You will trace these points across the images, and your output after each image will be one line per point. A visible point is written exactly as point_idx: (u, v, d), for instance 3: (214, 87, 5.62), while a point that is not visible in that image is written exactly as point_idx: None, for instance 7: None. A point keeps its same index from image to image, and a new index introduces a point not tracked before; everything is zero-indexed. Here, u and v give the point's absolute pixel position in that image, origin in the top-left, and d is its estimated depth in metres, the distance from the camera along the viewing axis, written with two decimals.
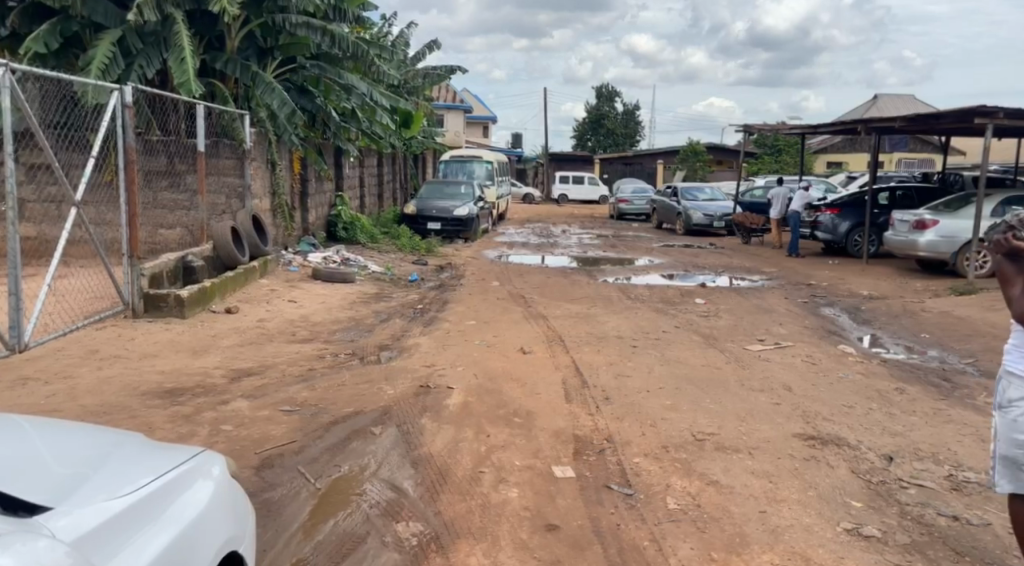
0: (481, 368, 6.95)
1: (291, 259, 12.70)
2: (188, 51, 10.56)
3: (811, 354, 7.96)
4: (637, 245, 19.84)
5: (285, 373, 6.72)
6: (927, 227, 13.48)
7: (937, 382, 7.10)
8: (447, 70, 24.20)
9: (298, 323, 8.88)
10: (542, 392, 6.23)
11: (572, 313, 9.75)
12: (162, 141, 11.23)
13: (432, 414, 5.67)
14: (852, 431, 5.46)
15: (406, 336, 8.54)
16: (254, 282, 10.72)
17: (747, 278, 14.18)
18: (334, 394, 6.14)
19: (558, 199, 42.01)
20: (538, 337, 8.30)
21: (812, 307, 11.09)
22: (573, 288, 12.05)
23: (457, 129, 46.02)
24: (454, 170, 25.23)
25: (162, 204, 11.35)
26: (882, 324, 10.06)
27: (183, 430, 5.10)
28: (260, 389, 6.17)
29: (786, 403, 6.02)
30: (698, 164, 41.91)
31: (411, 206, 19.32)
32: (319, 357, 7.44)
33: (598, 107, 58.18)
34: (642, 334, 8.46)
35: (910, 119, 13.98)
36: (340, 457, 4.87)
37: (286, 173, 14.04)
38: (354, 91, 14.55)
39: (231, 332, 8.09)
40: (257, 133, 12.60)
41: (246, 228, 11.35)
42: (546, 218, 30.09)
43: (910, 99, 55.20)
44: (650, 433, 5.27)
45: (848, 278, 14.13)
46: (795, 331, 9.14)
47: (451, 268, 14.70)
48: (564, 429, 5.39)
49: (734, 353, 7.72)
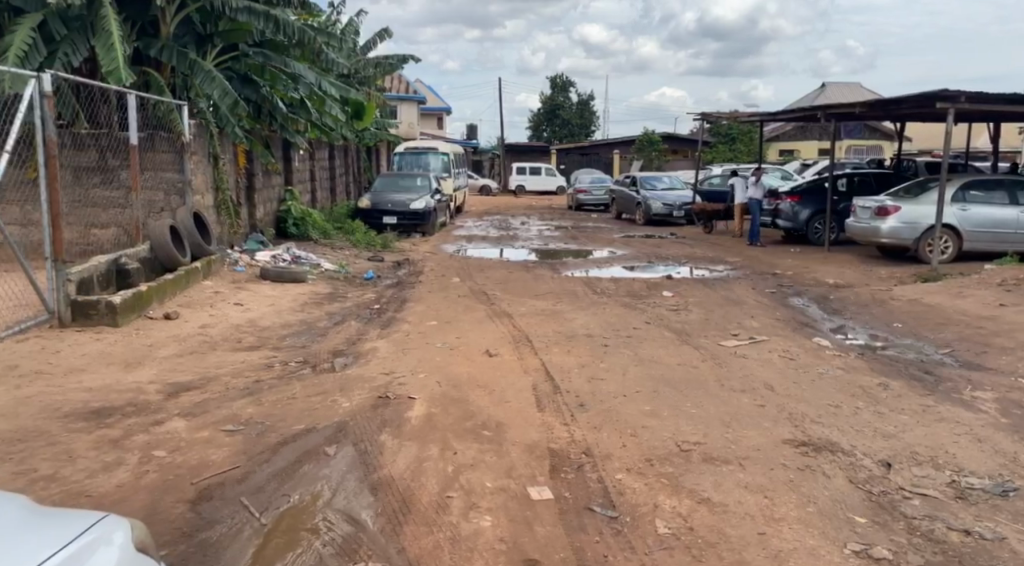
0: (444, 375, 6.48)
1: (237, 258, 12.04)
2: (116, 37, 9.85)
3: (786, 348, 7.61)
4: (598, 236, 19.49)
5: (229, 386, 6.19)
6: (889, 214, 13.30)
7: (920, 375, 6.76)
8: (399, 59, 23.57)
9: (244, 329, 8.31)
10: (510, 400, 5.77)
11: (538, 311, 9.30)
12: (91, 133, 10.79)
13: (392, 429, 5.19)
14: (844, 433, 5.07)
15: (362, 340, 8.00)
16: (197, 284, 10.11)
17: (710, 268, 13.91)
18: (283, 408, 5.63)
19: (516, 190, 41.62)
20: (503, 338, 7.84)
21: (780, 297, 10.82)
22: (536, 282, 11.59)
23: (410, 121, 45.23)
24: (408, 163, 24.53)
25: (94, 201, 10.89)
26: (853, 314, 9.78)
27: (109, 458, 4.56)
28: (200, 406, 5.64)
29: (771, 405, 5.65)
30: (654, 153, 41.88)
31: (365, 200, 18.70)
32: (267, 366, 6.91)
33: (554, 98, 57.79)
34: (612, 331, 8.04)
35: (870, 105, 13.75)
36: (290, 484, 4.37)
37: (230, 167, 13.31)
38: (302, 80, 13.93)
39: (170, 342, 7.52)
40: (196, 123, 11.87)
41: (186, 226, 10.70)
42: (504, 210, 29.65)
43: (858, 86, 55.86)
44: (631, 444, 4.84)
45: (812, 265, 13.95)
46: (768, 324, 8.81)
47: (409, 264, 14.12)
48: (538, 442, 4.95)
49: (709, 351, 7.35)
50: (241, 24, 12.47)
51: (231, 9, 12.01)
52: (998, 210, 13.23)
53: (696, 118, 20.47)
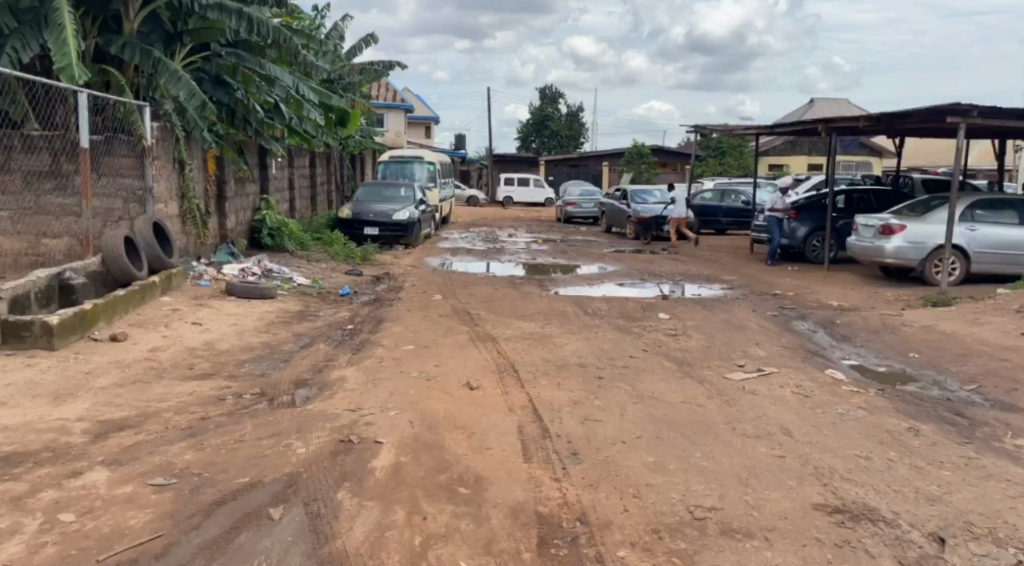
0: (418, 413, 5.69)
1: (202, 271, 11.23)
2: (70, 31, 9.11)
3: (799, 382, 6.83)
4: (588, 251, 18.76)
5: (168, 426, 5.41)
6: (894, 233, 12.59)
7: (952, 418, 6.00)
8: (385, 66, 22.85)
9: (199, 353, 7.53)
10: (493, 446, 5.01)
11: (525, 334, 8.54)
12: (43, 136, 10.24)
13: (352, 485, 4.42)
14: (881, 495, 4.32)
15: (329, 368, 7.19)
16: (154, 300, 9.35)
17: (707, 287, 13.21)
18: (226, 456, 4.84)
19: (503, 201, 40.92)
20: (485, 367, 7.04)
21: (783, 321, 10.09)
22: (523, 301, 10.81)
23: (398, 130, 44.50)
24: (393, 172, 23.63)
25: (44, 209, 10.17)
26: (863, 341, 9.00)
27: (2, 526, 3.81)
28: (129, 452, 4.87)
29: (793, 456, 4.89)
30: (643, 166, 41.37)
31: (346, 210, 17.90)
32: (217, 399, 6.12)
33: (543, 109, 57.24)
34: (607, 360, 7.26)
35: (874, 119, 13.08)
36: (220, 563, 3.63)
37: (198, 174, 12.50)
38: (278, 82, 13.34)
39: (111, 369, 6.77)
40: (161, 126, 11.04)
41: (145, 237, 9.93)
42: (492, 221, 28.84)
43: (845, 103, 55.71)
44: (634, 510, 4.07)
45: (812, 286, 13.26)
46: (775, 352, 8.06)
47: (389, 278, 13.31)
48: (524, 504, 4.18)
49: (715, 386, 6.56)
50: (213, 21, 11.75)
51: (200, 6, 11.30)
52: (1007, 230, 12.57)
53: (689, 130, 19.81)
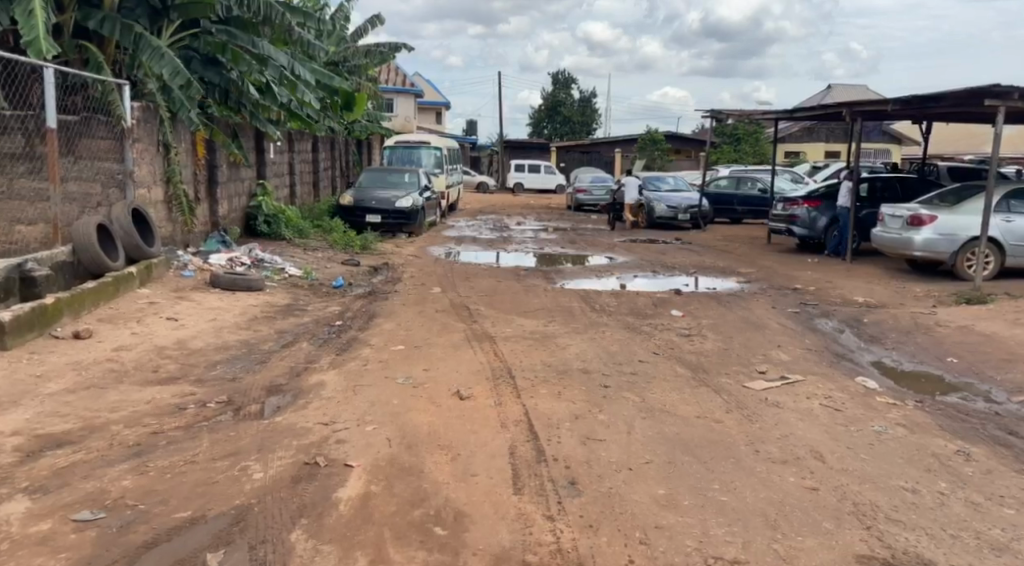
0: (398, 429, 5.01)
1: (187, 261, 10.60)
2: (37, 3, 8.42)
3: (827, 392, 6.08)
4: (598, 241, 18.03)
5: (113, 443, 4.77)
6: (924, 224, 11.78)
7: (1007, 439, 5.26)
8: (392, 48, 22.11)
9: (168, 353, 6.90)
10: (479, 472, 4.33)
11: (526, 334, 7.84)
12: (16, 116, 9.71)
13: (310, 522, 3.76)
14: (938, 545, 3.62)
15: (307, 371, 6.52)
16: (130, 291, 8.78)
17: (723, 280, 12.49)
18: (170, 482, 4.19)
19: (514, 188, 40.16)
20: (479, 373, 6.33)
21: (806, 319, 9.33)
22: (526, 296, 10.10)
23: (407, 115, 43.70)
24: (399, 157, 22.94)
25: (17, 194, 9.77)
26: (894, 342, 8.23)
27: None
28: (58, 477, 4.23)
29: (828, 488, 4.19)
30: (657, 153, 40.54)
31: (348, 196, 17.22)
32: (176, 409, 5.47)
33: (555, 94, 56.31)
34: (613, 366, 6.54)
35: (905, 102, 12.24)
36: None
37: (185, 157, 11.85)
38: (271, 62, 12.56)
39: (66, 372, 6.15)
40: (142, 106, 10.44)
41: (122, 225, 9.29)
42: (501, 209, 28.12)
43: (863, 88, 54.51)
44: (640, 562, 3.40)
45: (835, 279, 12.50)
46: (799, 355, 7.33)
47: (387, 269, 12.64)
48: (509, 551, 3.51)
49: (735, 397, 5.82)
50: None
51: None
52: None
53: (705, 116, 18.99)
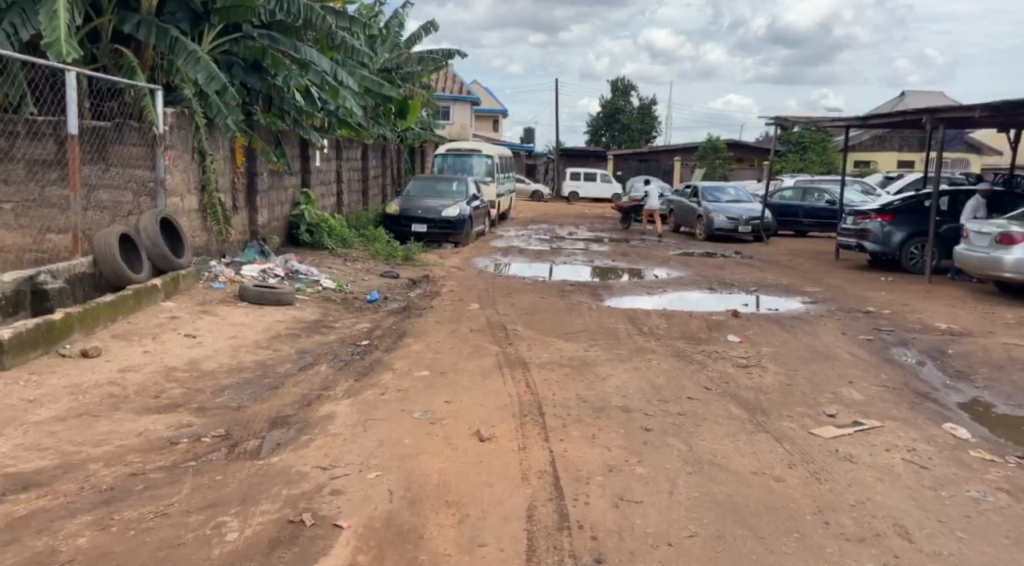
0: (403, 478, 4.37)
1: (218, 271, 10.21)
2: (63, 4, 8.11)
3: (910, 444, 5.22)
4: (652, 253, 17.20)
5: (85, 486, 4.25)
6: (1016, 242, 10.68)
7: None
8: (446, 54, 21.68)
9: (176, 376, 6.40)
10: (489, 542, 3.65)
11: (564, 360, 7.14)
12: (49, 122, 9.34)
13: None
14: None
15: (319, 401, 5.93)
16: (154, 304, 8.38)
17: (786, 300, 11.57)
18: (131, 542, 3.62)
19: (568, 196, 39.48)
20: (505, 408, 5.67)
21: (879, 348, 8.41)
22: (569, 315, 9.41)
23: (463, 122, 43.40)
24: (451, 164, 22.50)
25: (49, 202, 9.38)
26: (986, 379, 7.26)
27: None
28: (10, 531, 3.71)
29: None
30: (718, 161, 39.37)
31: (394, 205, 16.78)
32: (166, 444, 4.94)
33: (614, 101, 55.43)
34: (658, 405, 5.77)
35: (995, 110, 11.14)
36: None
37: (222, 165, 11.48)
38: (313, 67, 12.15)
39: (61, 396, 5.68)
40: (178, 113, 10.06)
41: (151, 237, 8.90)
42: (554, 218, 27.40)
43: (940, 94, 52.09)
44: None
45: (912, 302, 11.45)
46: (874, 394, 6.45)
47: (427, 282, 12.09)
48: None
49: (799, 447, 5.03)
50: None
51: None
52: None
53: (769, 123, 17.99)
